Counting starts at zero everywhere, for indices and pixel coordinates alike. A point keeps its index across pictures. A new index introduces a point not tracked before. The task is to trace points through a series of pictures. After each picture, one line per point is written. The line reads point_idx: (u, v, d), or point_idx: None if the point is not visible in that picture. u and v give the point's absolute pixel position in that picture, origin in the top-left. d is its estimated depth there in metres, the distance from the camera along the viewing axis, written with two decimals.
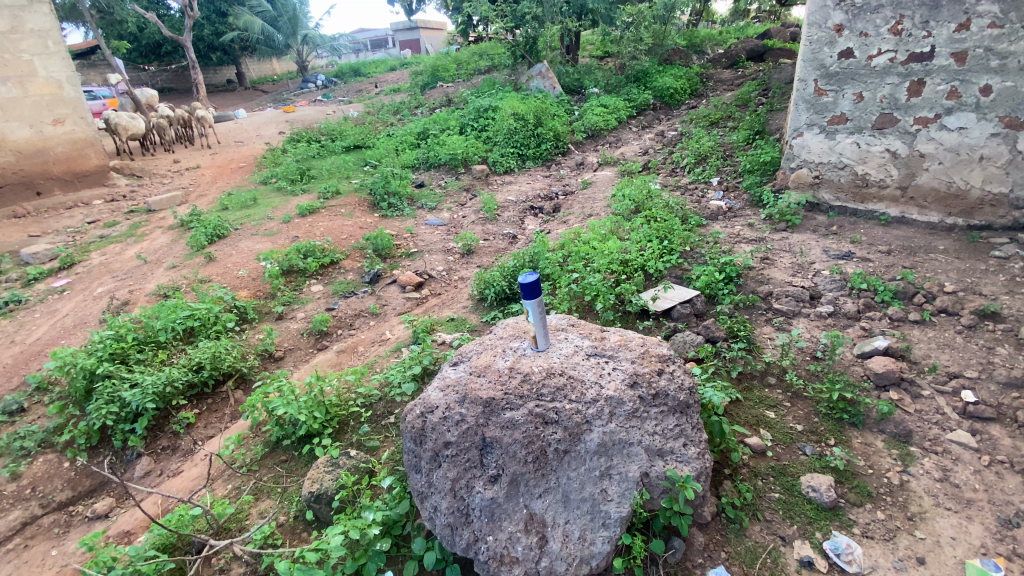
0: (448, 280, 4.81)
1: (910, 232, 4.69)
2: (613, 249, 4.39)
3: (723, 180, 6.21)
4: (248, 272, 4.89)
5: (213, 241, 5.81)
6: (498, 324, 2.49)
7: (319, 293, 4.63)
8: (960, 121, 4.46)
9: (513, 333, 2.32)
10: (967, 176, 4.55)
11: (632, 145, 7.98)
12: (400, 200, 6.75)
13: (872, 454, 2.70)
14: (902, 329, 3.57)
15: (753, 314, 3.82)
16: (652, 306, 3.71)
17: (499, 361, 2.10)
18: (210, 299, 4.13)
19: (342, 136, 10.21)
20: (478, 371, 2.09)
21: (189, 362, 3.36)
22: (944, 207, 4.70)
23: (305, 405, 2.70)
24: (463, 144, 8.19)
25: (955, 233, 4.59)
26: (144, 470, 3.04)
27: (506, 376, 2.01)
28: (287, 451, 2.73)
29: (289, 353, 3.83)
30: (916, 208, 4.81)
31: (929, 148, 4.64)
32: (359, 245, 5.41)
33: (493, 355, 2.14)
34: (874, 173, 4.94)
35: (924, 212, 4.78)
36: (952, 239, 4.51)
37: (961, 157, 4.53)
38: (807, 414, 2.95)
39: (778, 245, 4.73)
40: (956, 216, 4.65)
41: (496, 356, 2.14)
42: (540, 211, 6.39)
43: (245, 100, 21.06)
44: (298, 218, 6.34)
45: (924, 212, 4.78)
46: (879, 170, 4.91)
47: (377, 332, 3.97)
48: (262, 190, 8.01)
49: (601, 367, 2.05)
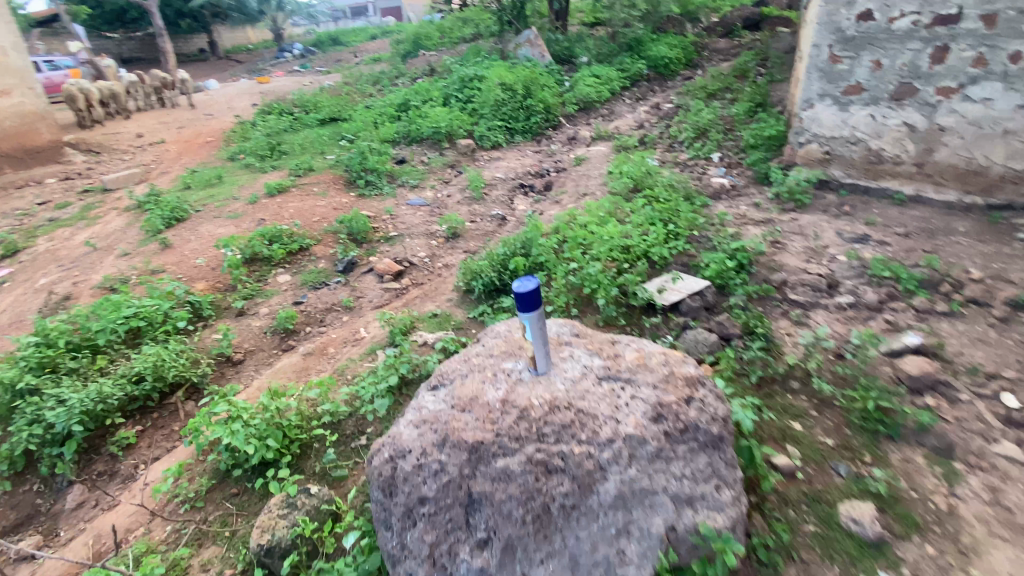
0: (432, 268, 4.36)
1: (927, 213, 4.36)
2: (613, 234, 3.98)
3: (724, 156, 5.80)
4: (206, 260, 4.38)
5: (171, 225, 5.29)
6: (487, 337, 2.05)
7: (286, 284, 4.15)
8: (985, 91, 4.08)
9: (505, 350, 1.85)
10: (988, 151, 4.18)
11: (626, 118, 7.48)
12: (378, 178, 6.24)
13: (913, 473, 2.38)
14: (930, 322, 3.35)
15: (767, 305, 3.55)
16: (659, 300, 3.32)
17: (488, 393, 1.65)
18: (160, 293, 3.65)
19: (317, 108, 9.55)
20: (460, 405, 1.66)
21: (127, 373, 2.85)
22: (962, 184, 4.35)
23: (256, 432, 2.26)
24: (447, 117, 7.61)
25: (975, 213, 4.26)
26: (75, 502, 2.51)
27: (498, 412, 1.58)
28: (238, 483, 2.26)
29: (249, 355, 3.38)
30: (932, 186, 4.45)
31: (950, 121, 4.26)
32: (332, 229, 4.90)
33: (480, 382, 1.70)
34: (889, 148, 4.55)
35: (941, 190, 4.42)
36: (972, 220, 4.20)
37: (983, 132, 4.17)
38: (837, 426, 2.60)
39: (788, 228, 4.43)
40: (975, 196, 4.31)
41: (485, 384, 1.69)
42: (530, 190, 5.94)
43: (217, 70, 19.89)
44: (266, 198, 5.79)
45: (941, 189, 4.43)
46: (895, 146, 4.52)
47: (350, 330, 3.55)
48: (228, 167, 7.38)
49: (617, 397, 1.62)
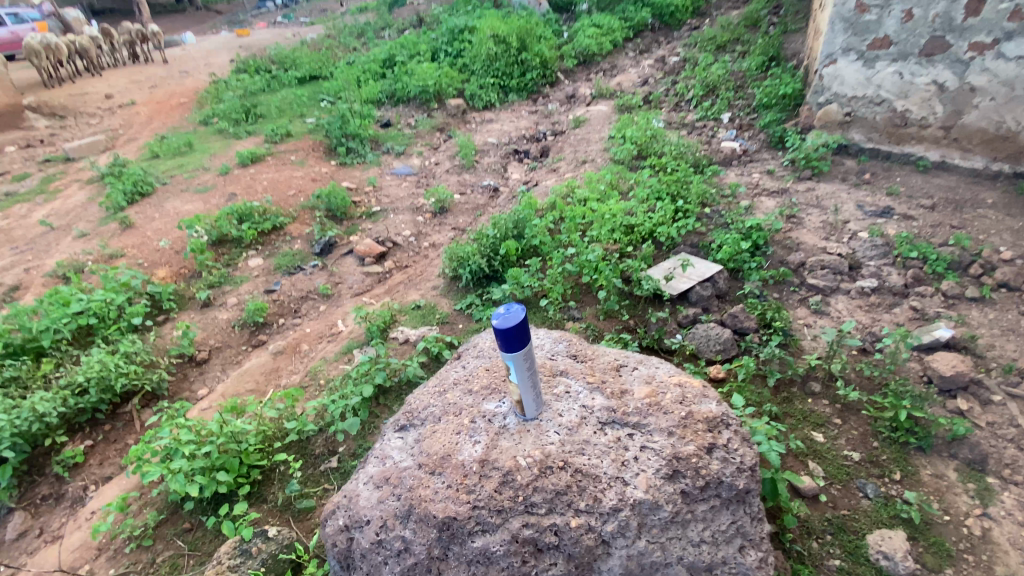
0: (417, 248, 3.98)
1: (952, 181, 3.99)
2: (615, 212, 3.60)
3: (735, 116, 5.32)
4: (170, 242, 4.02)
5: (134, 201, 4.89)
6: (469, 360, 1.86)
7: (257, 269, 3.79)
8: (1021, 48, 3.66)
9: (488, 388, 1.66)
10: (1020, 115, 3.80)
11: (629, 73, 6.89)
12: (360, 144, 5.71)
13: (945, 491, 2.12)
14: (958, 310, 3.05)
15: (783, 292, 3.23)
16: (667, 289, 2.98)
17: (463, 449, 1.49)
18: (114, 283, 3.31)
19: (296, 65, 8.85)
20: (429, 463, 1.51)
21: (70, 384, 2.59)
22: (990, 150, 3.98)
23: (205, 464, 1.99)
24: (435, 74, 7.00)
25: (1002, 182, 3.91)
26: (17, 531, 2.25)
27: (475, 479, 1.42)
28: (190, 518, 2.01)
29: (215, 353, 3.09)
30: (959, 152, 4.07)
31: (981, 81, 3.85)
32: (309, 204, 4.48)
33: (456, 435, 1.53)
34: (915, 110, 4.13)
35: (967, 156, 4.04)
36: (999, 190, 3.84)
37: (1016, 93, 3.77)
38: (862, 436, 2.33)
39: (804, 199, 4.05)
40: (1003, 163, 3.94)
41: (461, 438, 1.52)
42: (525, 156, 5.48)
43: (194, 21, 18.62)
44: (238, 168, 5.34)
45: (967, 156, 4.05)
46: (922, 107, 4.10)
47: (326, 323, 3.22)
48: (200, 133, 6.86)
49: (622, 453, 1.41)
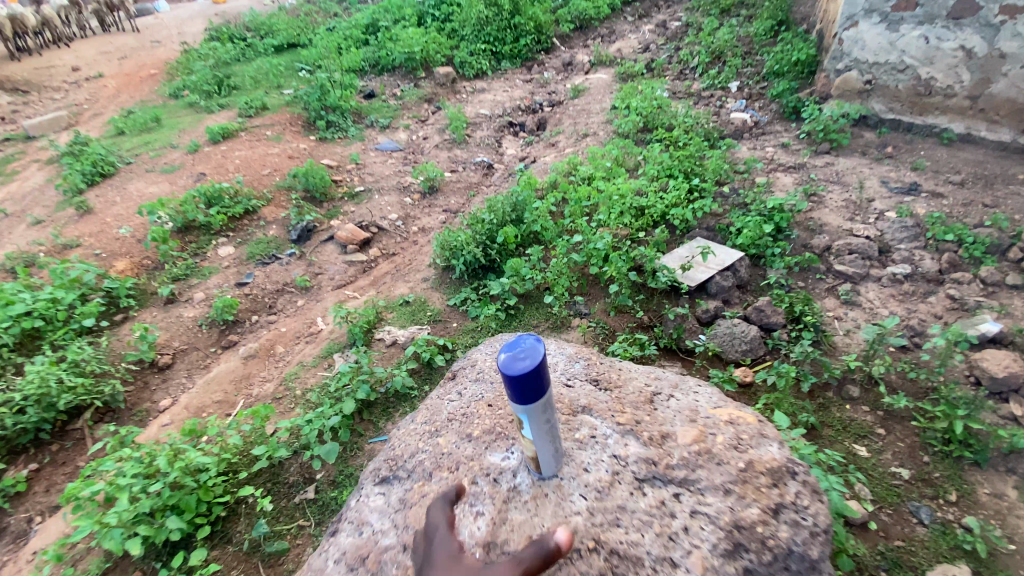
0: (405, 233, 3.62)
1: (978, 156, 3.66)
2: (623, 192, 3.25)
3: (744, 85, 4.92)
4: (131, 230, 3.64)
5: (95, 183, 4.47)
6: (472, 393, 1.67)
7: (228, 258, 3.43)
8: None
9: (490, 440, 1.48)
10: None
11: (629, 39, 6.42)
12: (341, 117, 5.26)
13: (1008, 515, 1.87)
14: (1000, 298, 2.77)
15: (809, 280, 2.92)
16: (684, 281, 2.67)
17: (462, 526, 1.31)
18: (65, 279, 2.97)
19: (272, 32, 8.24)
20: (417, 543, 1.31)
21: (7, 402, 2.29)
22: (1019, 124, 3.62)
23: (155, 505, 1.69)
24: (422, 39, 6.48)
25: None
26: None
27: None
28: (142, 565, 1.72)
29: (179, 356, 2.76)
30: (985, 124, 3.72)
31: (1013, 47, 3.46)
32: (285, 184, 4.08)
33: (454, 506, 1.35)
34: (940, 78, 3.76)
35: (994, 129, 3.69)
36: None
37: None
38: (910, 450, 2.08)
39: (824, 175, 3.72)
40: None
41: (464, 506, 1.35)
42: (521, 129, 5.07)
43: None
44: (208, 145, 4.90)
45: (993, 129, 3.70)
46: (947, 75, 3.73)
47: (304, 321, 2.89)
48: (170, 106, 6.35)
49: (668, 527, 1.25)
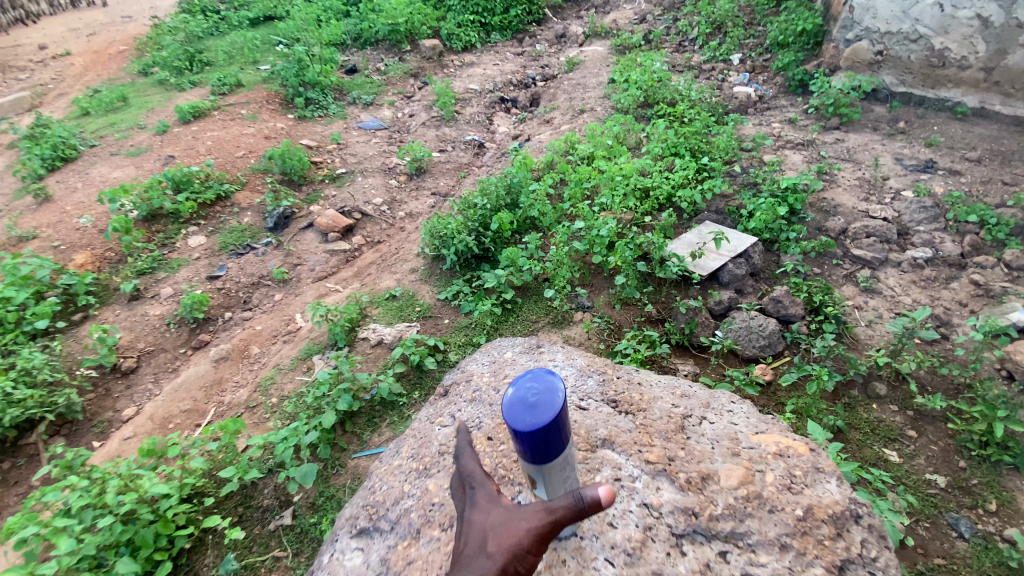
0: (390, 220, 3.36)
1: (995, 132, 3.45)
2: (626, 171, 3.00)
3: (747, 57, 4.65)
4: (92, 219, 3.34)
5: (55, 169, 4.14)
6: (476, 415, 1.48)
7: (199, 248, 3.16)
8: None
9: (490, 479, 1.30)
10: None
11: (625, 8, 6.06)
12: (321, 93, 4.92)
13: None
14: None
15: (825, 266, 2.72)
16: (695, 270, 2.45)
17: None
18: (15, 277, 2.72)
19: (248, 5, 7.75)
20: None
21: None
22: None
23: (106, 541, 1.50)
24: (405, 9, 6.08)
25: None
26: None
27: None
28: None
29: (145, 359, 2.52)
30: (1000, 97, 3.51)
31: None
32: (260, 166, 3.77)
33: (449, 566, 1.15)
34: (954, 48, 3.52)
35: (1009, 103, 3.49)
36: None
37: None
38: (944, 454, 1.91)
39: (835, 152, 3.49)
40: None
41: None
42: (513, 106, 4.78)
43: None
44: (178, 126, 4.55)
45: (1009, 103, 3.49)
46: (962, 45, 3.49)
47: (281, 318, 2.65)
48: (138, 84, 5.93)
49: None
